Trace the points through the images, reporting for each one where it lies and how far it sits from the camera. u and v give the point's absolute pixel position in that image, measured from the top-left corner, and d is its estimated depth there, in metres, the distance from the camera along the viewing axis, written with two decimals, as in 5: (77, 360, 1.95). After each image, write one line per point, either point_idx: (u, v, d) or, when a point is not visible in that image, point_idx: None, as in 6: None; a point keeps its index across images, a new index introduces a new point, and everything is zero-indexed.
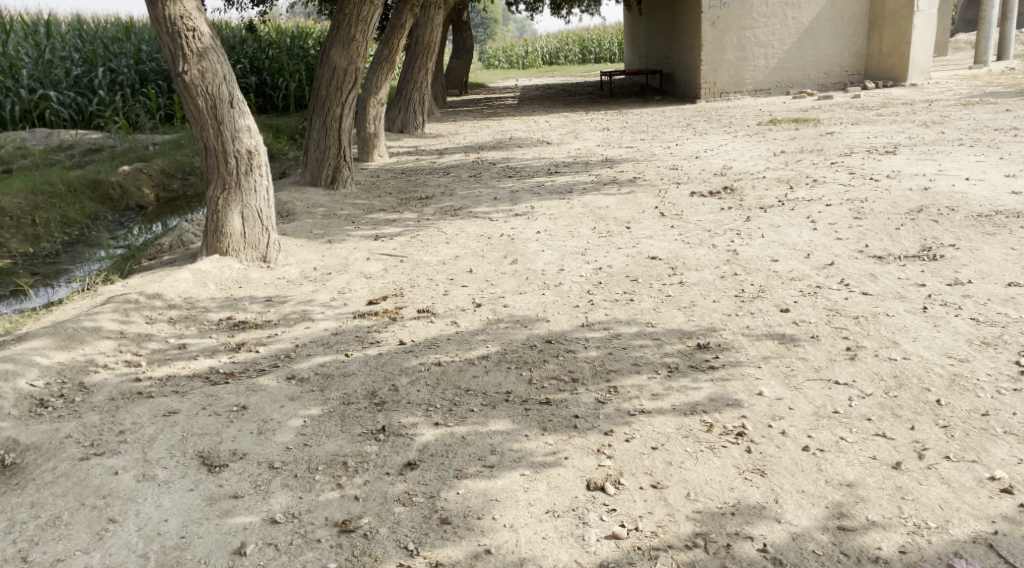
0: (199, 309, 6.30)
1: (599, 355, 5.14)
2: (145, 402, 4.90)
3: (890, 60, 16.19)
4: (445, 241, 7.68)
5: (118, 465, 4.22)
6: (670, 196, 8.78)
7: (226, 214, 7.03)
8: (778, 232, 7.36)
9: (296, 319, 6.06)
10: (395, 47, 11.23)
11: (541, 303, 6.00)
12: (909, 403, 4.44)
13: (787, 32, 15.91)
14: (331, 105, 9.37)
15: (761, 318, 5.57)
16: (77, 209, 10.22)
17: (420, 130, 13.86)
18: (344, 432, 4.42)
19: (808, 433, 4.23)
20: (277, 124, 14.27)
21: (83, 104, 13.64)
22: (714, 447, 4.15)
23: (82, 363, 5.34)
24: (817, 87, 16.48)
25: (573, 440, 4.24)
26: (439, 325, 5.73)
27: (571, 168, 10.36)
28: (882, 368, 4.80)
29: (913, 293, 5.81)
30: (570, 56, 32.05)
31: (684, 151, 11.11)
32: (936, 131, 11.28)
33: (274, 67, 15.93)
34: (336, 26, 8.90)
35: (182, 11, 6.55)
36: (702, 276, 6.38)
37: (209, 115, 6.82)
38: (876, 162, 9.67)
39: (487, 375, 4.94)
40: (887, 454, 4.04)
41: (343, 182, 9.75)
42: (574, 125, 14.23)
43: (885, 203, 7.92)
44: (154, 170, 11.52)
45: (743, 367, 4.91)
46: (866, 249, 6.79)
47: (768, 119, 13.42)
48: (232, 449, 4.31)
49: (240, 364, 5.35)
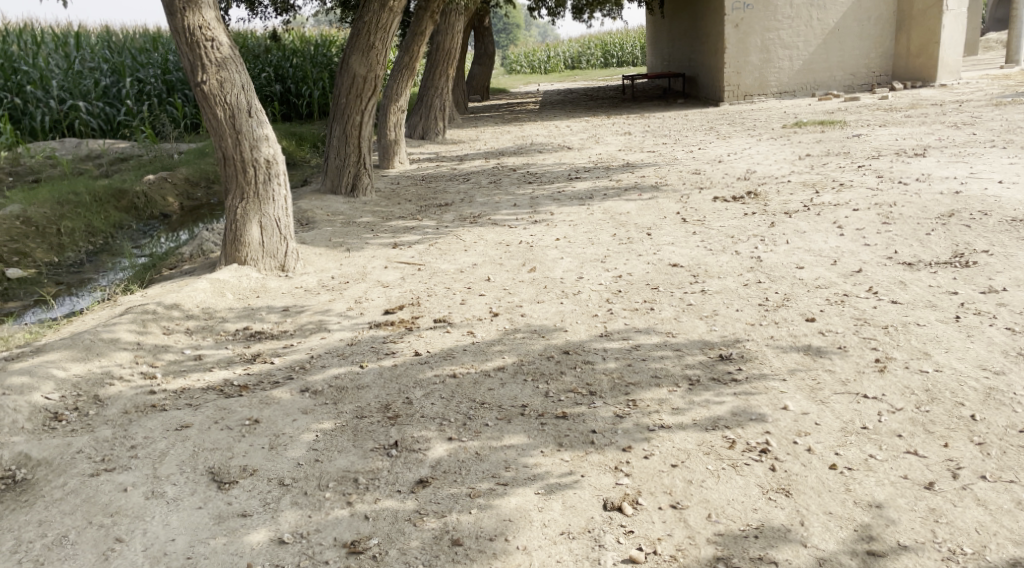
0: (215, 319, 6.24)
1: (618, 366, 5.01)
2: (158, 415, 4.83)
3: (919, 60, 15.91)
4: (463, 248, 7.59)
5: (128, 482, 4.16)
6: (693, 201, 8.63)
7: (244, 224, 6.98)
8: (803, 238, 7.19)
9: (312, 330, 5.98)
10: (415, 53, 11.16)
11: (560, 312, 5.89)
12: (942, 418, 4.27)
13: (813, 33, 15.70)
14: (351, 113, 9.31)
15: (785, 328, 5.41)
16: (102, 218, 10.25)
17: (441, 136, 13.80)
18: (356, 448, 4.33)
19: (835, 450, 4.07)
20: (300, 131, 14.27)
21: (111, 114, 13.72)
22: (737, 464, 4.01)
23: (98, 375, 5.29)
24: (843, 89, 16.23)
25: (589, 457, 4.12)
26: (455, 335, 5.63)
27: (592, 173, 10.24)
28: (912, 381, 4.64)
29: (945, 301, 5.63)
30: (592, 60, 31.90)
31: (707, 155, 10.95)
32: (967, 133, 11.04)
33: (298, 75, 15.95)
34: (356, 34, 8.87)
35: (201, 21, 6.54)
36: (725, 284, 6.23)
37: (228, 125, 6.77)
38: (904, 165, 9.46)
39: (503, 388, 4.82)
40: (919, 473, 3.88)
41: (363, 190, 9.66)
42: (596, 129, 14.10)
43: (915, 207, 7.72)
44: (179, 179, 11.53)
45: (767, 380, 4.76)
46: (895, 256, 6.61)
47: (793, 121, 13.21)
48: (242, 465, 4.24)
49: (255, 376, 5.28)
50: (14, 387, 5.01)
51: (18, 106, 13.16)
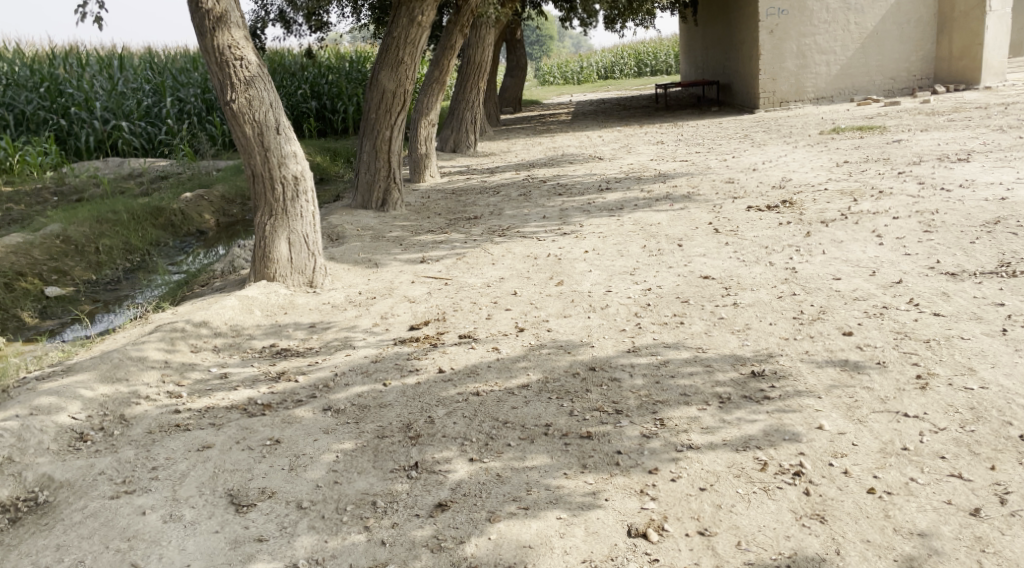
0: (243, 337, 6.20)
1: (645, 384, 4.86)
2: (180, 434, 4.79)
3: (962, 63, 15.52)
4: (491, 262, 7.50)
5: (146, 505, 4.11)
6: (726, 211, 8.45)
7: (273, 240, 6.95)
8: (840, 248, 6.98)
9: (337, 347, 5.92)
10: (445, 67, 11.12)
11: (587, 326, 5.76)
12: (988, 439, 4.07)
13: (850, 37, 15.42)
14: (381, 128, 9.27)
15: (821, 342, 5.23)
16: (140, 236, 10.32)
17: (472, 149, 13.71)
18: (375, 469, 4.25)
19: (873, 473, 3.89)
20: (334, 147, 14.33)
21: (152, 133, 13.90)
22: (769, 488, 3.84)
23: (125, 395, 5.25)
24: (883, 93, 15.89)
25: (614, 479, 3.99)
26: (480, 351, 5.53)
27: (623, 184, 10.11)
28: (956, 399, 4.44)
29: (991, 313, 5.41)
30: (625, 70, 31.77)
31: (741, 164, 10.76)
32: (1013, 136, 10.73)
33: (333, 91, 16.01)
34: (385, 49, 8.86)
35: (230, 40, 6.55)
36: (758, 297, 6.05)
37: (256, 143, 6.77)
38: (947, 171, 9.19)
39: (527, 407, 4.70)
40: (964, 498, 3.68)
41: (393, 205, 9.62)
42: (628, 139, 13.94)
43: (958, 214, 7.48)
44: (215, 196, 11.60)
45: (802, 398, 4.58)
46: (937, 265, 6.38)
47: (831, 127, 12.95)
48: (261, 488, 4.17)
49: (279, 395, 5.20)
50: (41, 407, 4.98)
51: (64, 128, 13.40)
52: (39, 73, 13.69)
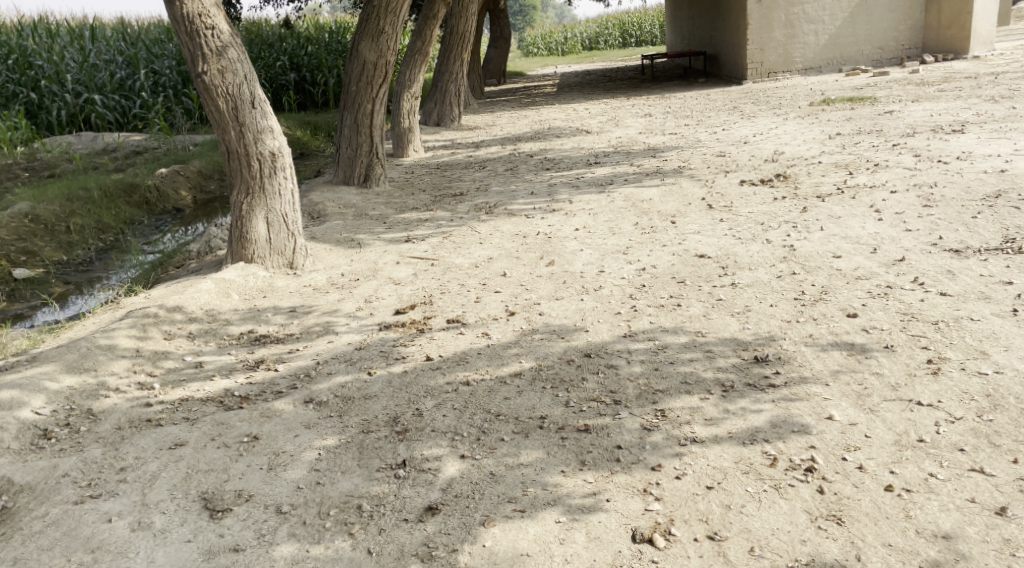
0: (219, 322, 5.88)
1: (644, 371, 4.61)
2: (151, 430, 4.50)
3: (951, 31, 15.28)
4: (479, 241, 7.22)
5: (113, 511, 3.84)
6: (718, 185, 8.21)
7: (250, 221, 6.63)
8: (839, 224, 6.74)
9: (318, 333, 5.62)
10: (428, 37, 10.72)
11: (580, 310, 5.50)
12: (1008, 429, 3.86)
13: (839, 7, 15.10)
14: (362, 101, 8.91)
15: (826, 324, 4.99)
16: (113, 213, 9.95)
17: (457, 123, 13.33)
18: (361, 468, 3.98)
19: (890, 468, 3.67)
20: (314, 120, 13.93)
21: (127, 107, 13.44)
22: (781, 486, 3.61)
23: (93, 387, 4.94)
24: (871, 63, 15.63)
25: (615, 477, 3.75)
26: (469, 337, 5.26)
27: (611, 158, 9.81)
28: (971, 386, 4.22)
29: (999, 293, 5.19)
30: (610, 41, 31.29)
31: (732, 136, 10.49)
32: (1006, 107, 10.49)
33: (313, 63, 15.55)
34: (365, 18, 8.45)
35: (199, 8, 6.15)
36: (757, 276, 5.81)
37: (230, 117, 6.42)
38: (942, 143, 8.95)
39: (520, 397, 4.45)
40: (988, 496, 3.46)
41: (376, 180, 9.26)
42: (615, 112, 13.62)
43: (957, 188, 7.25)
44: (191, 171, 11.20)
45: (809, 385, 4.35)
46: (940, 242, 6.16)
47: (820, 98, 12.68)
48: (238, 491, 3.91)
49: (258, 385, 4.91)
50: (2, 403, 4.67)
51: (34, 101, 12.93)
52: (7, 44, 13.17)
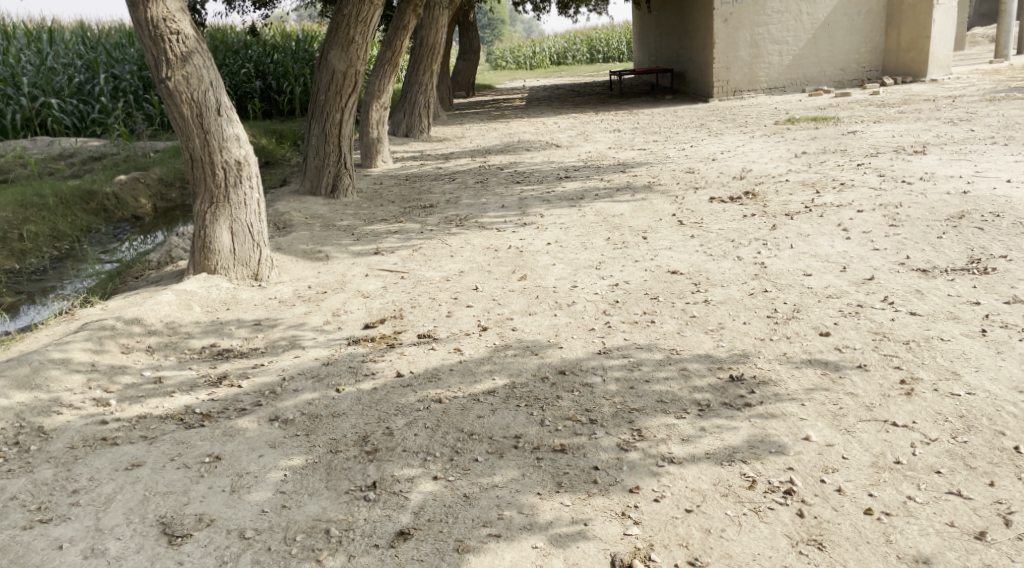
0: (180, 335, 5.70)
1: (619, 390, 4.54)
2: (107, 450, 4.32)
3: (910, 54, 15.57)
4: (449, 254, 7.11)
5: (65, 537, 3.68)
6: (688, 201, 8.20)
7: (214, 230, 6.47)
8: (809, 242, 6.76)
9: (284, 347, 5.48)
10: (398, 48, 10.62)
11: (554, 326, 5.42)
12: (982, 451, 3.85)
13: (803, 28, 15.28)
14: (331, 110, 8.78)
15: (799, 343, 4.97)
16: (69, 221, 9.68)
17: (426, 134, 13.24)
18: (329, 490, 3.86)
19: (868, 491, 3.64)
20: (280, 129, 13.73)
21: (85, 112, 13.12)
22: (760, 509, 3.56)
23: (45, 403, 4.75)
24: (833, 84, 15.84)
25: (593, 500, 3.67)
26: (441, 353, 5.15)
27: (581, 173, 9.78)
28: (945, 407, 4.21)
29: (968, 313, 5.22)
30: (578, 56, 31.46)
31: (700, 153, 10.53)
32: (965, 129, 10.67)
33: (279, 71, 15.36)
34: (335, 27, 8.31)
35: (164, 12, 6.00)
36: (729, 293, 5.79)
37: (195, 124, 6.25)
38: (906, 163, 9.06)
39: (493, 416, 4.35)
40: (968, 520, 3.44)
41: (344, 191, 9.13)
42: (584, 126, 13.63)
43: (923, 208, 7.32)
44: (151, 179, 10.94)
45: (785, 404, 4.31)
46: (907, 261, 6.19)
47: (785, 117, 12.80)
48: (199, 514, 3.76)
49: (221, 402, 4.75)
50: None
51: None
52: None
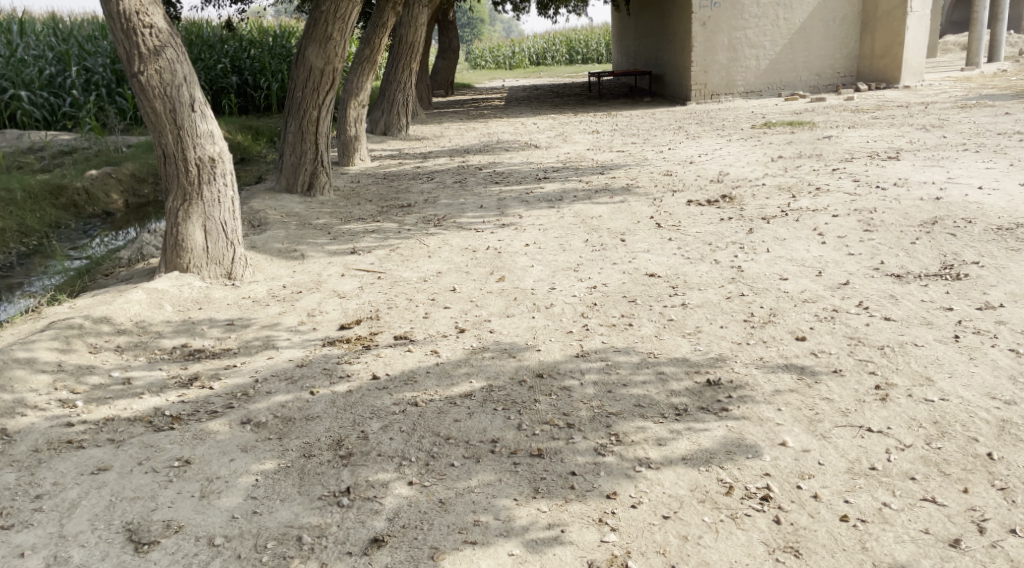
0: (151, 335, 5.61)
1: (596, 393, 4.52)
2: (73, 453, 4.24)
3: (883, 61, 15.66)
4: (426, 255, 7.06)
5: (27, 544, 3.60)
6: (666, 204, 8.22)
7: (187, 228, 6.37)
8: (785, 247, 6.78)
9: (258, 348, 5.40)
10: (376, 46, 10.54)
11: (531, 328, 5.39)
12: (957, 458, 3.87)
13: (779, 33, 15.38)
14: (308, 107, 8.69)
15: (775, 348, 4.98)
16: (37, 216, 9.51)
17: (403, 132, 13.18)
18: (302, 496, 3.80)
19: (844, 497, 3.64)
20: (256, 125, 13.60)
21: (56, 105, 12.91)
22: (737, 515, 3.56)
23: (9, 404, 4.65)
24: (808, 89, 15.96)
25: (569, 506, 3.64)
26: (417, 355, 5.10)
27: (560, 174, 9.76)
28: (919, 412, 4.23)
29: (941, 318, 5.25)
30: (557, 56, 31.46)
31: (678, 156, 10.56)
32: (938, 135, 10.79)
33: (256, 66, 15.23)
34: (312, 23, 8.22)
35: (137, 5, 5.92)
36: (706, 297, 5.79)
37: (167, 119, 6.15)
38: (880, 169, 9.12)
39: (470, 420, 4.31)
40: (942, 527, 3.46)
41: (320, 189, 9.05)
42: (562, 127, 13.62)
43: (897, 213, 7.37)
44: (123, 174, 10.78)
45: (761, 409, 4.31)
46: (882, 266, 6.23)
47: (762, 122, 12.86)
48: (166, 521, 3.69)
49: (192, 404, 4.68)
50: None
51: None
52: None
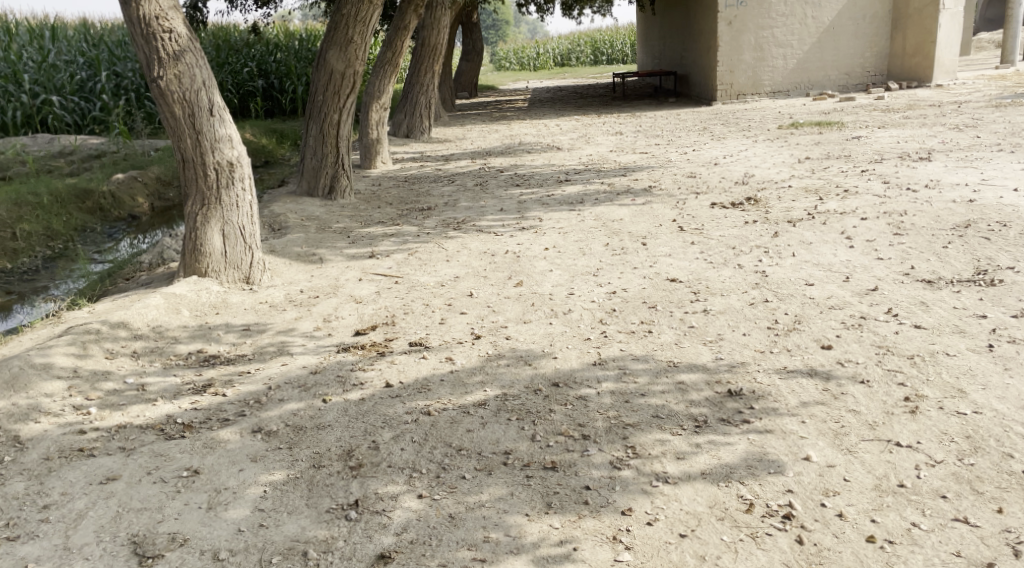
0: (166, 340, 5.56)
1: (613, 403, 4.39)
2: (83, 462, 4.18)
3: (915, 60, 15.35)
4: (444, 259, 6.96)
5: (32, 556, 3.54)
6: (690, 207, 8.05)
7: (206, 232, 6.32)
8: (811, 251, 6.60)
9: (272, 354, 5.33)
10: (398, 48, 10.48)
11: (549, 335, 5.27)
12: (990, 475, 3.70)
13: (807, 32, 15.12)
14: (329, 110, 8.64)
15: (800, 356, 4.82)
16: (63, 220, 9.54)
17: (426, 135, 13.10)
18: (310, 508, 3.72)
19: (871, 516, 3.49)
20: (280, 128, 13.59)
21: (86, 109, 12.98)
22: (757, 535, 3.41)
23: (22, 411, 4.61)
24: (838, 88, 15.66)
25: (583, 522, 3.52)
26: (432, 362, 5.00)
27: (582, 176, 9.63)
28: (950, 426, 4.06)
29: (974, 326, 5.06)
30: (582, 57, 31.31)
31: (703, 157, 10.39)
32: (971, 135, 10.52)
33: (281, 70, 15.23)
34: (333, 27, 8.18)
35: (156, 10, 5.87)
36: (729, 303, 5.64)
37: (186, 124, 6.11)
38: (910, 170, 8.89)
39: (484, 430, 4.20)
40: (975, 550, 3.30)
41: (341, 192, 8.96)
42: (586, 129, 13.48)
43: (927, 216, 7.16)
44: (149, 178, 10.80)
45: (784, 421, 4.16)
46: (912, 271, 6.03)
47: (790, 121, 12.63)
48: (172, 533, 3.61)
49: (203, 412, 4.61)
50: None
51: None
52: None
